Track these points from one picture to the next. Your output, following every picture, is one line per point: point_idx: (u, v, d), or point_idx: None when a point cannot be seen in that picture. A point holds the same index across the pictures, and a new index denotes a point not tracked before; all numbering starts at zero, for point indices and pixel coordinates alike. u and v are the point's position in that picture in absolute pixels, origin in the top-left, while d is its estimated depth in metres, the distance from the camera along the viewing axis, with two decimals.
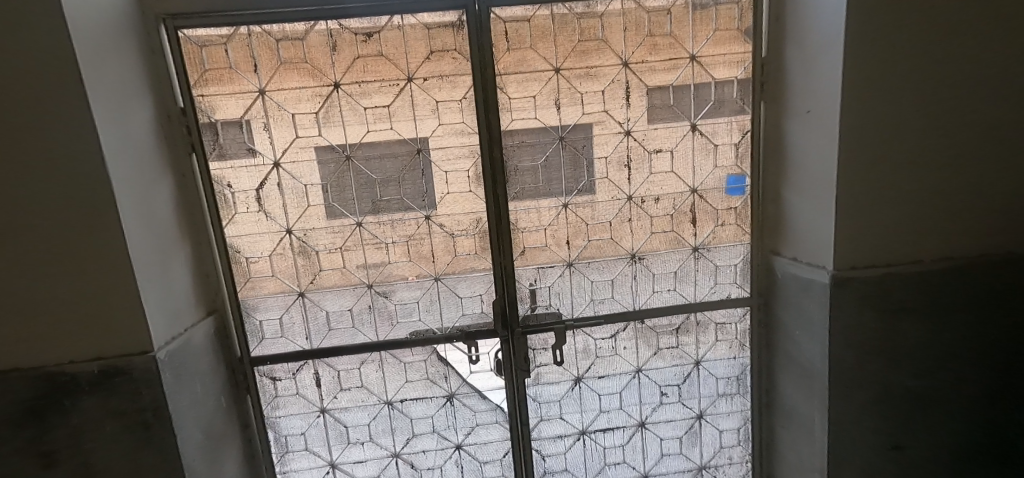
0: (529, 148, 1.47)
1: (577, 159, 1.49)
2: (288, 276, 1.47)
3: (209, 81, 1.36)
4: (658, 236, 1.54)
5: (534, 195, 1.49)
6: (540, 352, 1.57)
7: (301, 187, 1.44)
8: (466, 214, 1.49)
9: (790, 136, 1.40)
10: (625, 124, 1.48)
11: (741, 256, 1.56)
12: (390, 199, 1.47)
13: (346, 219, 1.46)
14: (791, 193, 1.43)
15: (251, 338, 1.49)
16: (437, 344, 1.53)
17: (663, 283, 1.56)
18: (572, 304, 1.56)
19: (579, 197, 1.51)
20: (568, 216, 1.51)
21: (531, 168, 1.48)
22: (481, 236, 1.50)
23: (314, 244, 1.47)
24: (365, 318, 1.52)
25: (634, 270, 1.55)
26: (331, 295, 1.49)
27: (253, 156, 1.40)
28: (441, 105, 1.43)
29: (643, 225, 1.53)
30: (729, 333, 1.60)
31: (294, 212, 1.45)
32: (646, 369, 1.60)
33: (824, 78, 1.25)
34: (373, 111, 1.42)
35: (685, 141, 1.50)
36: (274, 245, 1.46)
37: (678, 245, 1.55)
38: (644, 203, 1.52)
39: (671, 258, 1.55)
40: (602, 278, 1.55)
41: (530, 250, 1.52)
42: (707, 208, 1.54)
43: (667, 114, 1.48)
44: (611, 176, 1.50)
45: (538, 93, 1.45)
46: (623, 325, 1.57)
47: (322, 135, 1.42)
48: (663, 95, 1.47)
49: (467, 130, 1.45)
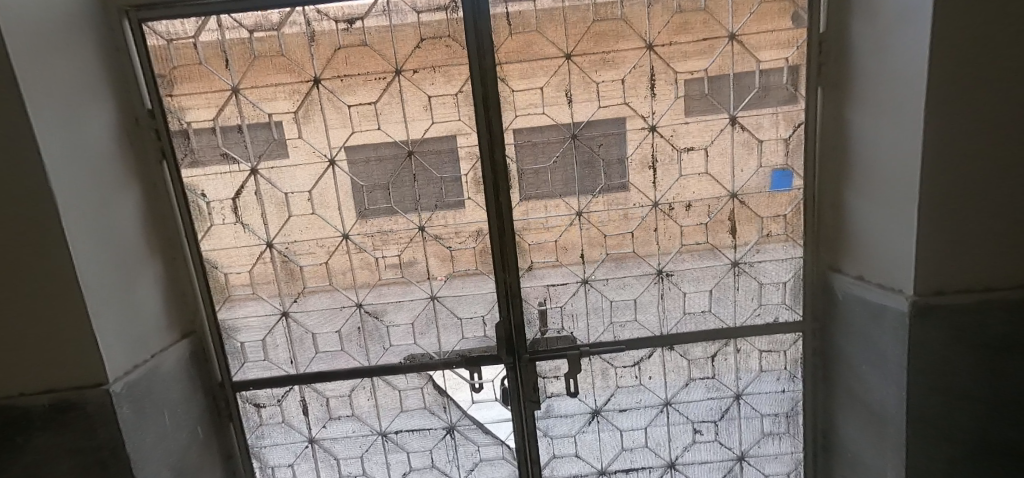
0: (536, 148, 1.27)
1: (592, 160, 1.28)
2: (270, 294, 1.34)
3: (178, 79, 1.23)
4: (689, 248, 1.31)
5: (541, 202, 1.30)
6: (551, 381, 1.37)
7: (280, 196, 1.29)
8: (465, 225, 1.31)
9: (857, 128, 1.15)
10: (649, 118, 1.26)
11: (791, 272, 1.31)
12: (378, 208, 1.30)
13: (332, 231, 1.31)
14: (858, 199, 1.17)
15: (232, 360, 1.37)
16: (434, 370, 1.37)
17: (696, 303, 1.33)
18: (588, 327, 1.35)
19: (595, 203, 1.30)
20: (583, 225, 1.31)
21: (538, 171, 1.28)
22: (482, 250, 1.32)
23: (297, 258, 1.32)
24: (355, 340, 1.36)
25: (660, 289, 1.33)
26: (318, 315, 1.35)
27: (228, 162, 1.27)
28: (433, 100, 1.25)
29: (672, 237, 1.31)
30: (776, 362, 1.35)
31: (275, 223, 1.31)
32: (676, 402, 1.37)
33: (903, 55, 0.99)
34: (358, 109, 1.26)
35: (722, 137, 1.26)
36: (254, 259, 1.32)
37: (713, 259, 1.31)
38: (672, 210, 1.30)
39: (705, 275, 1.32)
40: (623, 299, 1.33)
41: (538, 265, 1.32)
42: (749, 216, 1.29)
43: (701, 105, 1.25)
44: (632, 179, 1.28)
45: (546, 83, 1.24)
46: (648, 351, 1.35)
47: (302, 138, 1.27)
48: (695, 83, 1.24)
49: (464, 129, 1.27)
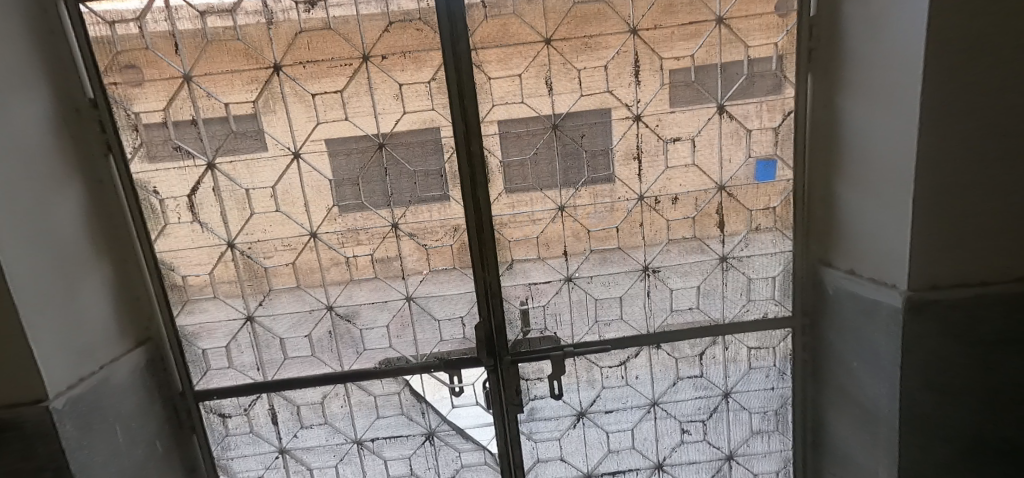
0: (515, 139, 1.20)
1: (574, 151, 1.21)
2: (233, 298, 1.25)
3: (123, 66, 1.13)
4: (676, 243, 1.26)
5: (521, 197, 1.23)
6: (534, 383, 1.31)
7: (241, 193, 1.20)
8: (441, 222, 1.24)
9: (849, 117, 1.10)
10: (634, 107, 1.19)
11: (781, 266, 1.27)
12: (348, 205, 1.22)
13: (298, 229, 1.23)
14: (850, 190, 1.12)
15: (194, 369, 1.28)
16: (411, 375, 1.30)
17: (683, 300, 1.28)
18: (572, 327, 1.29)
19: (578, 197, 1.23)
20: (565, 220, 1.24)
21: (518, 163, 1.21)
22: (460, 248, 1.25)
23: (261, 259, 1.24)
24: (326, 345, 1.28)
25: (646, 285, 1.28)
26: (285, 319, 1.27)
27: (182, 156, 1.18)
28: (405, 88, 1.17)
29: (658, 231, 1.25)
30: (766, 359, 1.31)
31: (236, 222, 1.22)
32: (664, 401, 1.33)
33: (899, 39, 0.94)
34: (323, 97, 1.17)
35: (710, 126, 1.20)
36: (214, 260, 1.23)
37: (701, 254, 1.26)
38: (658, 204, 1.24)
39: (692, 271, 1.27)
40: (608, 297, 1.28)
41: (519, 263, 1.26)
42: (737, 209, 1.24)
43: (688, 93, 1.18)
44: (616, 171, 1.22)
45: (525, 71, 1.17)
46: (635, 351, 1.30)
47: (263, 130, 1.18)
48: (682, 69, 1.17)
49: (438, 120, 1.19)
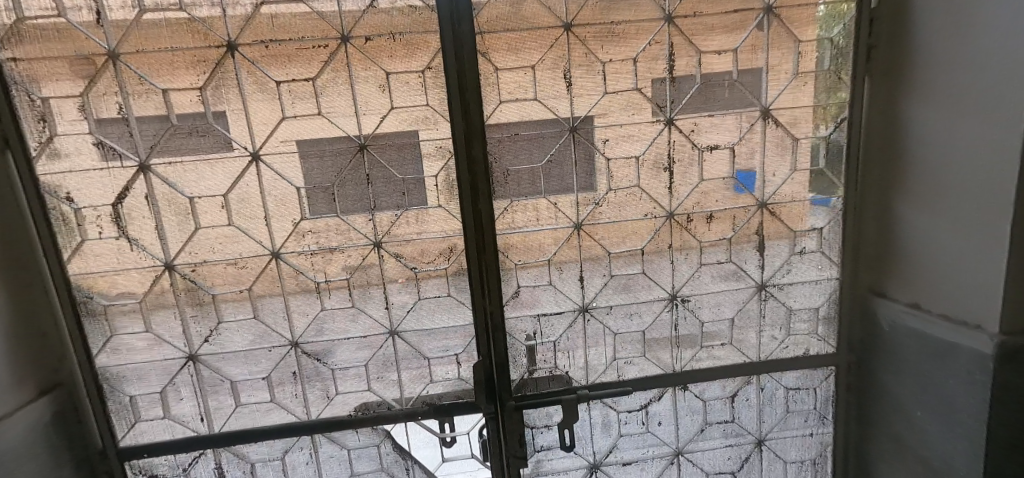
0: (526, 143, 1.01)
1: (594, 159, 1.02)
2: (170, 332, 1.00)
3: (27, 38, 0.88)
4: (709, 268, 1.08)
5: (531, 212, 1.03)
6: (541, 431, 1.11)
7: (183, 202, 0.96)
8: (435, 241, 1.03)
9: (914, 126, 0.95)
10: (666, 109, 1.01)
11: (825, 295, 1.10)
12: (320, 218, 1.00)
13: (256, 248, 1.00)
14: (912, 212, 0.97)
15: (117, 420, 1.02)
16: (393, 424, 1.08)
17: (714, 333, 1.11)
18: (587, 365, 1.10)
19: (598, 214, 1.04)
20: (582, 241, 1.05)
21: (528, 172, 1.02)
22: (456, 273, 1.04)
23: (207, 285, 1.00)
24: (289, 389, 1.05)
25: (673, 317, 1.09)
26: (238, 358, 1.03)
27: (105, 155, 0.93)
28: (393, 78, 0.96)
29: (688, 255, 1.07)
30: (806, 402, 1.14)
31: (176, 237, 0.97)
32: (689, 451, 1.15)
33: (995, 34, 0.79)
34: (291, 86, 0.95)
35: (751, 133, 1.03)
36: (146, 286, 0.98)
37: (737, 282, 1.09)
38: (690, 223, 1.06)
39: (725, 300, 1.10)
40: (630, 330, 1.09)
41: (526, 291, 1.06)
42: (779, 230, 1.07)
43: (728, 93, 1.01)
44: (643, 183, 1.04)
45: (539, 61, 0.98)
46: (658, 393, 1.12)
47: (214, 125, 0.94)
48: (723, 65, 1.00)
49: (433, 118, 0.98)
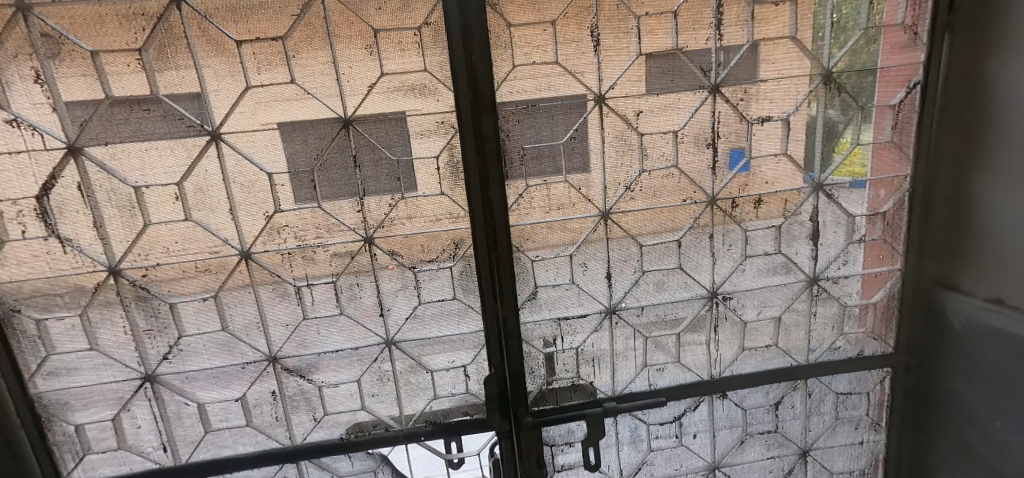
0: (545, 117, 0.84)
1: (625, 135, 0.86)
2: (120, 350, 0.83)
3: None
4: (754, 261, 0.93)
5: (549, 199, 0.87)
6: (562, 449, 0.98)
7: (127, 194, 0.78)
8: (439, 235, 0.87)
9: (1007, 92, 0.79)
10: (711, 73, 0.85)
11: (884, 289, 0.97)
12: (298, 211, 0.83)
13: (220, 247, 0.82)
14: (997, 195, 0.83)
15: (62, 454, 0.86)
16: (392, 447, 0.93)
17: (758, 334, 0.97)
18: (613, 373, 0.96)
19: (629, 200, 0.89)
20: (610, 232, 0.89)
21: (547, 151, 0.85)
22: (463, 272, 0.89)
23: (163, 293, 0.82)
24: (269, 412, 0.89)
25: (712, 317, 0.95)
26: (204, 378, 0.86)
27: (23, 134, 0.74)
28: (383, 37, 0.78)
29: (732, 246, 0.92)
30: (857, 408, 1.02)
31: (120, 237, 0.80)
32: (726, 465, 1.02)
33: None
34: (255, 47, 0.76)
35: (808, 102, 0.87)
36: (86, 296, 0.81)
37: (786, 275, 0.94)
38: (736, 209, 0.91)
39: (772, 297, 0.95)
40: (663, 334, 0.95)
41: (545, 291, 0.91)
42: (837, 215, 0.92)
43: (783, 53, 0.85)
44: (681, 163, 0.88)
45: (561, 15, 0.80)
46: (693, 403, 0.98)
47: (161, 96, 0.76)
48: (778, 19, 0.83)
49: (433, 86, 0.81)
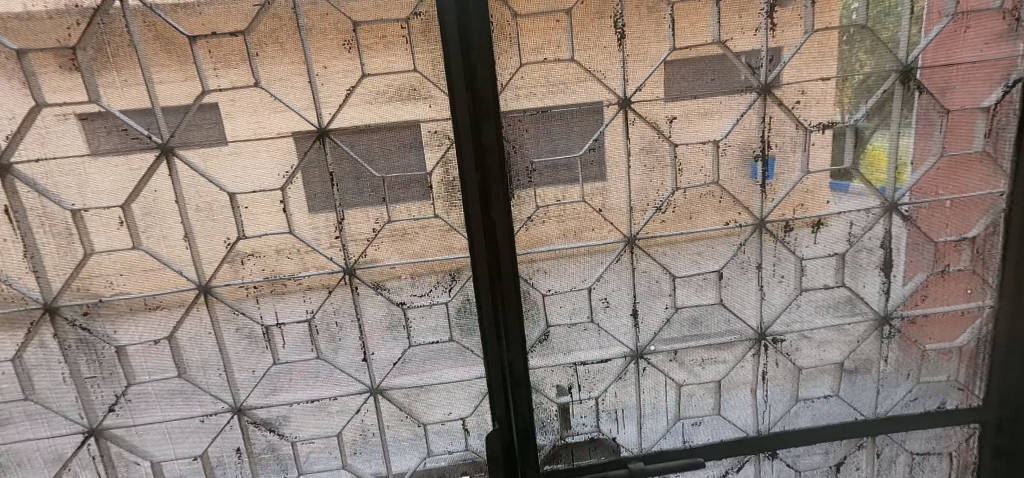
0: (559, 126, 0.70)
1: (656, 146, 0.71)
2: (59, 399, 0.71)
3: None
4: (811, 296, 0.77)
5: (563, 223, 0.73)
6: None
7: (64, 218, 0.66)
8: (432, 265, 0.73)
9: None
10: (761, 71, 0.70)
11: (971, 331, 0.80)
12: (267, 239, 0.70)
13: (175, 281, 0.70)
14: None
15: None
16: None
17: (815, 383, 0.81)
18: (641, 428, 0.81)
19: (659, 224, 0.74)
20: (637, 262, 0.75)
21: (561, 166, 0.71)
22: (462, 309, 0.75)
23: (108, 334, 0.70)
24: (235, 471, 0.76)
25: (759, 362, 0.80)
26: (158, 432, 0.74)
27: None
28: (363, 31, 0.65)
29: (785, 278, 0.77)
30: (935, 470, 0.85)
31: (57, 269, 0.68)
32: None
33: None
34: (211, 44, 0.64)
35: (881, 105, 0.72)
36: (18, 337, 0.69)
37: (850, 313, 0.78)
38: (790, 234, 0.75)
39: (833, 339, 0.79)
40: (699, 383, 0.80)
41: (558, 331, 0.77)
42: (914, 242, 0.76)
43: (850, 46, 0.70)
44: (724, 179, 0.73)
45: (577, 3, 0.66)
46: (736, 463, 0.83)
47: (101, 103, 0.64)
48: (844, 4, 0.68)
49: (425, 89, 0.68)
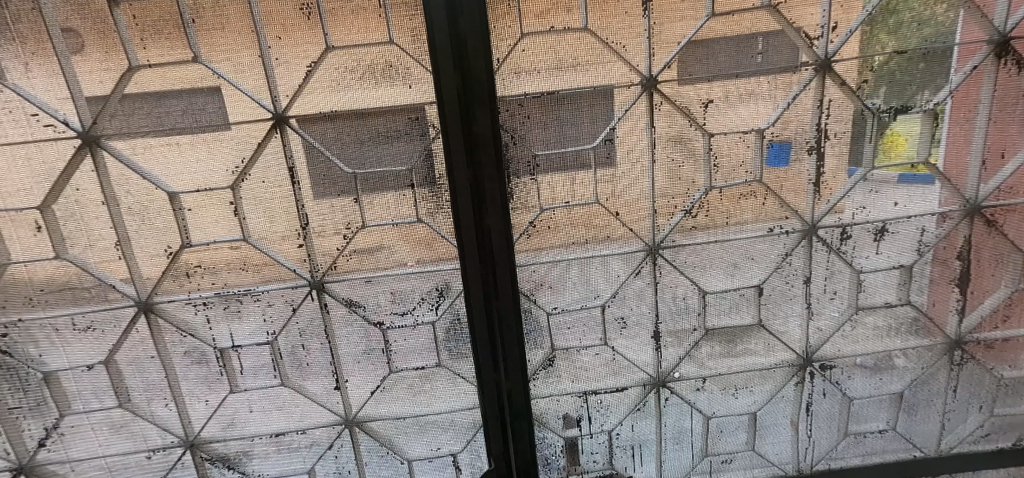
0: (567, 111, 0.57)
1: (686, 136, 0.58)
2: None
3: None
4: (868, 316, 0.65)
5: (572, 229, 0.61)
6: None
7: None
8: (416, 278, 0.61)
9: None
10: (820, 42, 0.56)
11: None
12: (216, 247, 0.59)
13: (108, 297, 0.59)
14: None
15: None
16: None
17: (868, 415, 0.69)
18: (660, 465, 0.69)
19: (688, 230, 0.61)
20: (660, 275, 0.63)
21: (570, 161, 0.58)
22: (452, 329, 0.63)
23: (31, 359, 0.59)
24: None
25: (803, 392, 0.67)
26: (98, 470, 0.64)
27: None
28: None
29: (837, 294, 0.64)
30: None
31: None
32: None
33: None
34: (137, 8, 0.52)
35: (970, 85, 0.58)
36: None
37: (913, 336, 0.66)
38: (847, 242, 0.62)
39: (891, 366, 0.67)
40: (731, 415, 0.68)
41: (566, 355, 0.65)
42: (997, 252, 0.63)
43: (935, 9, 0.55)
44: (768, 176, 0.60)
45: None
46: None
47: (4, 82, 0.52)
48: None
49: (404, 66, 0.55)
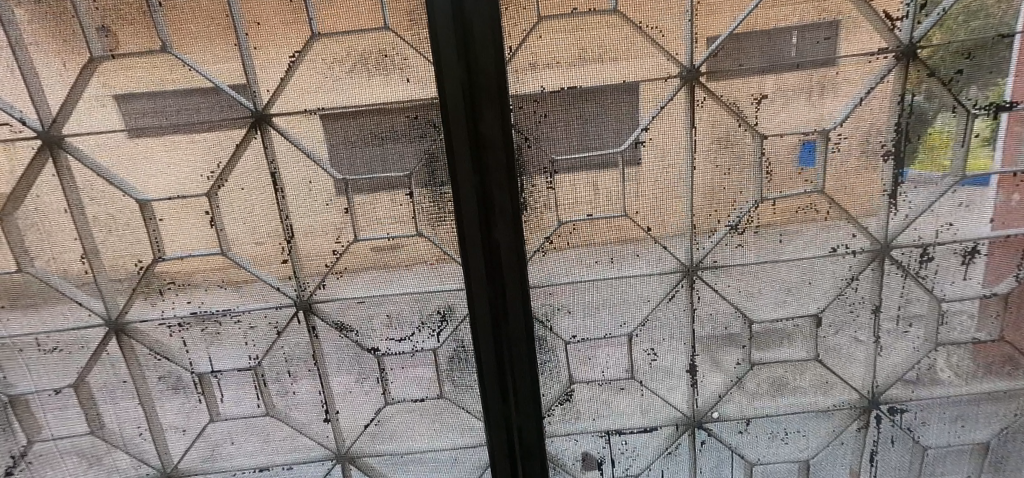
0: (591, 108, 0.48)
1: (733, 138, 0.49)
2: None
3: None
4: (949, 353, 0.55)
5: (595, 246, 0.52)
6: None
7: None
8: (414, 300, 0.54)
9: None
10: (904, 23, 0.46)
11: None
12: (191, 263, 0.52)
13: (77, 314, 0.53)
14: None
15: None
16: None
17: (944, 467, 0.58)
18: None
19: (733, 249, 0.52)
20: (698, 300, 0.54)
21: (594, 167, 0.50)
22: (456, 357, 0.55)
23: None
24: None
25: (866, 440, 0.57)
26: None
27: None
28: None
29: (912, 327, 0.54)
30: None
31: None
32: None
33: None
34: None
35: None
36: None
37: (1004, 377, 0.55)
38: (927, 266, 0.52)
39: (976, 412, 0.56)
40: (778, 463, 0.58)
41: (587, 390, 0.56)
42: None
43: None
44: (832, 186, 0.50)
45: None
46: None
47: None
48: None
49: (400, 57, 0.47)
